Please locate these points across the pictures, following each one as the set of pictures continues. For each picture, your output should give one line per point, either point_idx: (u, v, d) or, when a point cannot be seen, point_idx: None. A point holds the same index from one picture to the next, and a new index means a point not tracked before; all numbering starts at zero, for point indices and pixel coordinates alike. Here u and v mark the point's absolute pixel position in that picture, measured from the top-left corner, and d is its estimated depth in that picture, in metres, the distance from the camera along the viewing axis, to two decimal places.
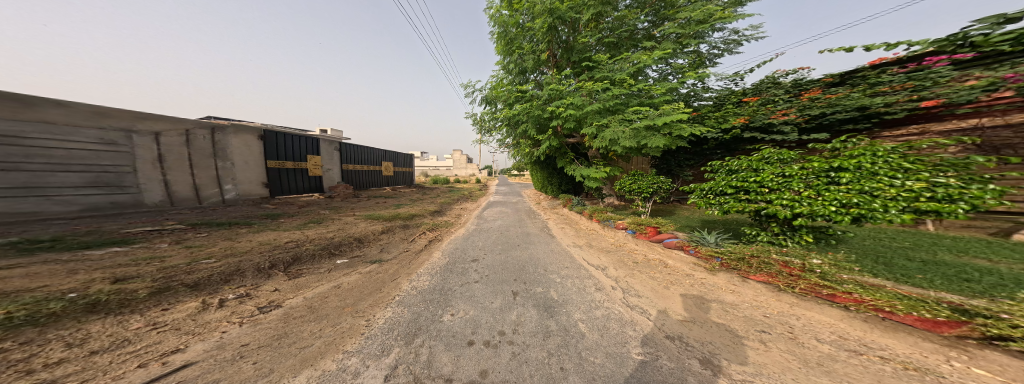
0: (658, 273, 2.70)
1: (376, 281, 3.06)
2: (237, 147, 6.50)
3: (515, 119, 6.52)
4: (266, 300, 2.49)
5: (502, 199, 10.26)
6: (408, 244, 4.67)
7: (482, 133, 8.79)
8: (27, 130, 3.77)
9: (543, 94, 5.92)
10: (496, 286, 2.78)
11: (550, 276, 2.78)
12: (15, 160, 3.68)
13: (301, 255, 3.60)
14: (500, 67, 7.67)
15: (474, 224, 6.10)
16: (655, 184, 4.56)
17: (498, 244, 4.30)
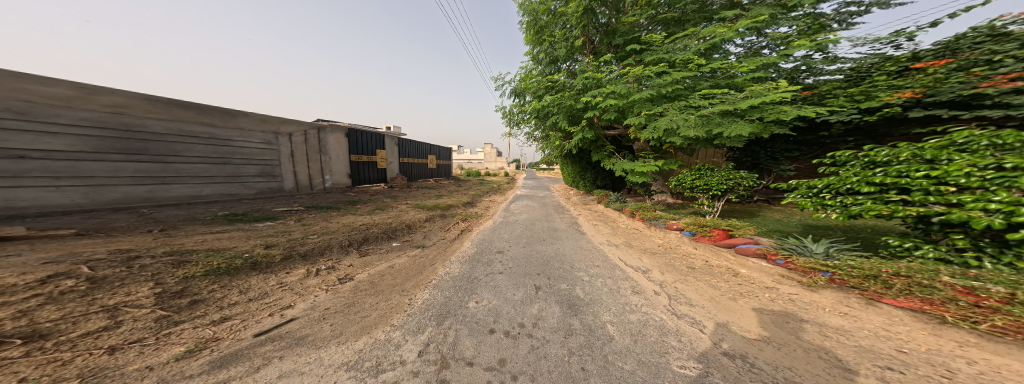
0: (722, 280, 2.49)
1: (419, 265, 3.24)
2: (335, 144, 7.55)
3: (544, 111, 6.41)
4: (344, 273, 2.80)
5: (529, 194, 10.23)
6: (445, 232, 4.87)
7: (511, 125, 8.72)
8: (232, 136, 5.28)
9: (578, 84, 5.73)
10: (518, 279, 2.78)
11: (577, 273, 2.71)
12: (226, 157, 5.22)
13: (369, 237, 3.96)
14: (529, 57, 7.50)
15: (502, 217, 6.15)
16: (731, 181, 3.98)
17: (526, 237, 4.28)
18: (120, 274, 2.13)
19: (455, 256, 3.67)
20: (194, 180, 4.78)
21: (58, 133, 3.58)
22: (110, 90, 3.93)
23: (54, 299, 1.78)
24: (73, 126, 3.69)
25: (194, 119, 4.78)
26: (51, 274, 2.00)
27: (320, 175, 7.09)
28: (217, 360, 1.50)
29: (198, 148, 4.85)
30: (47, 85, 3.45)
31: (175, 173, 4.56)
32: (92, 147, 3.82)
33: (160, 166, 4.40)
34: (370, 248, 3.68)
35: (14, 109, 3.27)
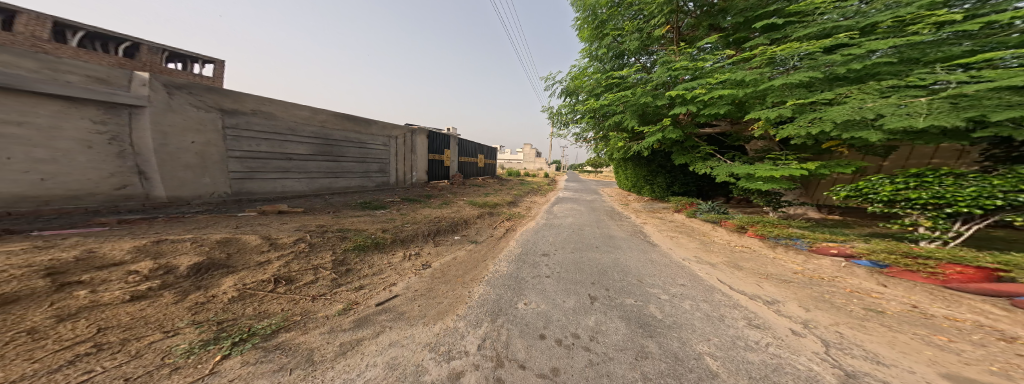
0: (958, 338, 1.60)
1: (473, 258, 3.56)
2: (420, 145, 8.83)
3: (604, 109, 6.18)
4: (423, 260, 3.46)
5: (573, 196, 9.96)
6: (492, 230, 5.03)
7: (557, 125, 8.59)
8: (366, 140, 6.99)
9: (659, 76, 5.29)
10: (568, 286, 2.64)
11: (647, 290, 2.41)
12: (362, 156, 6.89)
13: (440, 229, 4.61)
14: (584, 54, 7.33)
15: (548, 217, 6.15)
16: (996, 192, 2.48)
17: (577, 241, 4.17)
18: (319, 242, 3.21)
19: (501, 255, 3.66)
20: (348, 175, 6.56)
21: (301, 142, 5.62)
22: (315, 111, 5.93)
23: (296, 256, 2.83)
24: (306, 137, 5.69)
25: (350, 128, 6.61)
26: (299, 235, 3.28)
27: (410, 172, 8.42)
28: (356, 321, 2.00)
29: (353, 150, 6.67)
30: (297, 110, 5.62)
31: (341, 170, 6.40)
32: (311, 151, 5.78)
33: (335, 165, 6.27)
34: (439, 240, 4.29)
35: (289, 128, 5.41)
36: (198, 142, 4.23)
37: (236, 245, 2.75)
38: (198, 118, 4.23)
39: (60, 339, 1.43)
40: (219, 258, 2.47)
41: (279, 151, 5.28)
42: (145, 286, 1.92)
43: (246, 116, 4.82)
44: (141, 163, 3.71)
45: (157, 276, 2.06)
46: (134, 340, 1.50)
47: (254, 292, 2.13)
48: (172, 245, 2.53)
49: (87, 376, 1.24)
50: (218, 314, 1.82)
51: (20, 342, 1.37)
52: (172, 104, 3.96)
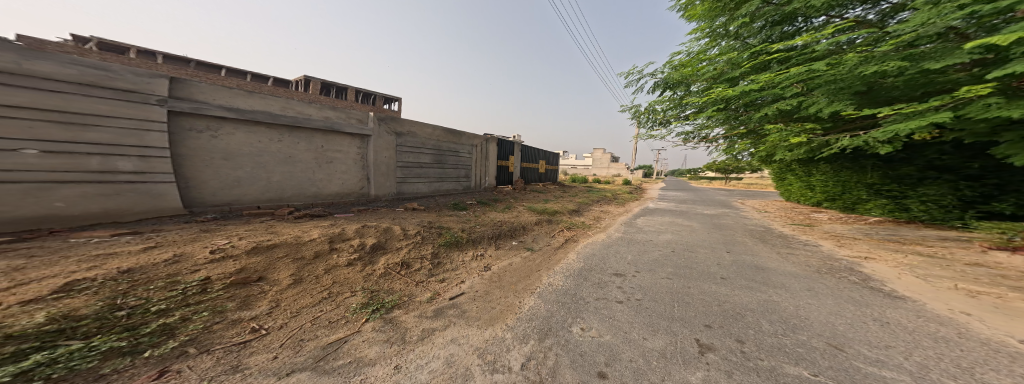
0: None
1: (545, 261, 3.67)
2: (493, 151, 9.11)
3: (759, 93, 4.54)
4: (486, 263, 3.83)
5: (688, 207, 8.59)
6: (550, 239, 4.81)
7: (652, 124, 7.15)
8: (462, 150, 7.65)
9: (908, 29, 3.17)
10: (650, 318, 1.97)
11: (839, 360, 1.44)
12: (457, 164, 7.53)
13: (501, 233, 4.93)
14: (707, 34, 5.81)
15: (638, 227, 5.49)
16: None
17: (647, 258, 3.47)
18: (426, 235, 4.31)
19: (566, 268, 3.23)
20: (449, 180, 7.30)
21: (426, 153, 6.62)
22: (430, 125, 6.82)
23: (414, 245, 3.97)
24: (428, 148, 6.66)
25: (454, 140, 7.38)
26: (420, 227, 4.56)
27: (484, 177, 8.69)
28: (434, 311, 2.56)
29: (453, 158, 7.40)
30: (428, 129, 6.67)
31: (445, 176, 7.18)
32: (430, 160, 6.73)
33: (441, 171, 7.06)
34: (500, 244, 4.61)
35: (426, 144, 6.59)
36: (387, 157, 5.79)
37: (389, 233, 4.06)
38: (387, 140, 5.78)
39: (321, 282, 2.70)
40: (381, 241, 3.80)
41: (417, 162, 6.41)
42: (357, 256, 3.33)
43: (406, 135, 6.14)
44: (368, 172, 5.53)
45: (362, 249, 3.49)
46: (345, 293, 2.60)
47: (391, 272, 3.22)
48: (368, 228, 4.09)
49: (323, 312, 2.24)
50: (373, 285, 2.87)
51: (313, 281, 2.68)
52: (378, 130, 5.60)
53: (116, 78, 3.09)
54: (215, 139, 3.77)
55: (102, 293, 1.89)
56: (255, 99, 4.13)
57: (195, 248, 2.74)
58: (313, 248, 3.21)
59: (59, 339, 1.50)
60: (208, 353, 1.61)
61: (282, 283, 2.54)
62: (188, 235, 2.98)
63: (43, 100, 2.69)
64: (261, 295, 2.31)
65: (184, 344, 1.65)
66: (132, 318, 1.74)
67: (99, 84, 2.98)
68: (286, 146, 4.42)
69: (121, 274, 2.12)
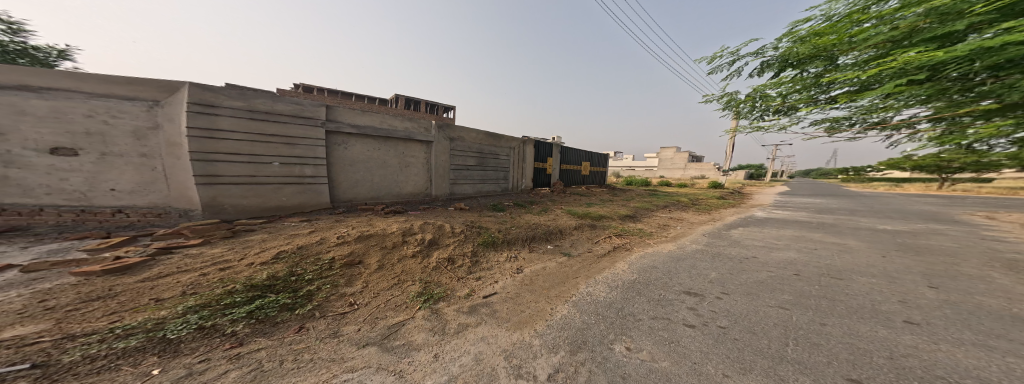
0: None
1: (590, 268, 3.49)
2: (530, 153, 9.04)
3: None
4: (518, 265, 3.85)
5: (788, 216, 7.01)
6: (592, 245, 4.60)
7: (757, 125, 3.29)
8: (501, 153, 7.75)
9: None
10: (722, 350, 1.65)
11: None
12: (497, 166, 7.67)
13: (536, 236, 4.92)
14: None
15: (733, 240, 4.59)
16: None
17: (731, 276, 2.92)
18: (468, 233, 4.52)
19: (615, 280, 2.96)
20: (489, 182, 7.49)
21: (472, 156, 6.91)
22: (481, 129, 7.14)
23: (460, 243, 4.21)
24: (473, 151, 6.92)
25: (495, 144, 7.57)
26: (464, 226, 4.81)
27: (521, 179, 8.69)
28: (469, 307, 2.66)
29: (494, 160, 7.57)
30: (476, 133, 6.98)
31: (486, 177, 7.38)
32: (475, 163, 6.99)
33: (484, 173, 7.30)
34: (534, 247, 4.61)
35: (474, 149, 6.90)
36: (445, 161, 6.23)
37: (445, 231, 4.42)
38: (445, 146, 6.21)
39: (392, 268, 3.30)
40: (438, 237, 4.20)
41: (465, 165, 6.73)
42: (423, 251, 3.82)
43: (458, 140, 6.54)
44: (431, 176, 6.03)
45: (425, 244, 3.96)
46: (415, 283, 3.05)
47: (442, 267, 3.57)
48: (434, 223, 4.58)
49: (397, 296, 2.72)
50: (427, 278, 3.22)
51: (392, 270, 3.27)
52: (439, 137, 6.08)
53: (305, 110, 4.46)
54: (347, 149, 4.88)
55: (287, 262, 2.99)
56: (372, 116, 5.16)
57: (330, 234, 3.82)
58: (393, 239, 3.87)
59: (270, 290, 2.44)
60: (325, 317, 2.13)
61: (371, 268, 3.22)
62: (331, 223, 4.14)
63: (281, 129, 4.24)
64: (359, 276, 3.02)
65: (312, 308, 2.26)
66: (296, 283, 2.62)
67: (301, 115, 4.41)
68: (386, 154, 5.31)
69: (298, 250, 3.30)
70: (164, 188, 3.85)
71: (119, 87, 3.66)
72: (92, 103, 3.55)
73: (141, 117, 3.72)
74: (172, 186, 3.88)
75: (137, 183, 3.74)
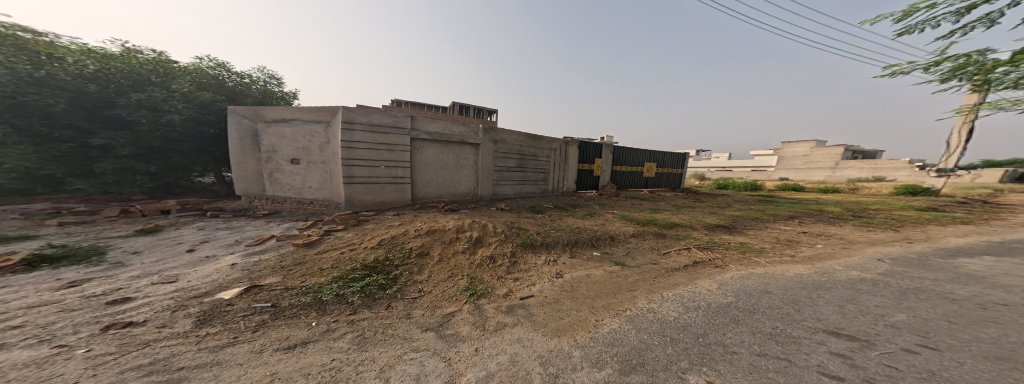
0: None
1: (662, 285, 3.46)
2: (573, 154, 8.72)
3: None
4: (558, 270, 4.03)
5: (928, 236, 5.58)
6: (656, 256, 4.73)
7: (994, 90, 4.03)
8: (540, 154, 7.65)
9: None
10: None
11: None
12: (537, 168, 7.64)
13: (578, 242, 5.27)
14: None
15: (984, 281, 3.20)
16: None
17: (885, 321, 2.25)
18: (507, 233, 4.78)
19: (698, 305, 2.80)
20: (529, 183, 7.50)
21: (511, 157, 6.95)
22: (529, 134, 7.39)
23: (503, 242, 4.49)
24: (513, 152, 6.95)
25: (539, 146, 7.59)
26: (506, 226, 5.03)
27: (563, 181, 8.49)
28: (508, 307, 2.91)
29: (535, 162, 7.55)
30: (518, 134, 7.08)
31: (526, 178, 7.38)
32: (514, 164, 7.04)
33: (524, 174, 7.35)
34: (576, 253, 4.85)
35: (516, 150, 7.00)
36: (489, 162, 6.42)
37: (498, 231, 4.72)
38: (489, 147, 6.37)
39: (449, 262, 3.81)
40: (490, 234, 4.58)
41: (507, 166, 6.87)
42: (482, 248, 4.24)
43: (502, 142, 6.70)
44: (477, 177, 6.31)
45: (477, 242, 4.32)
46: (473, 276, 3.60)
47: (491, 263, 3.98)
48: (493, 223, 5.04)
49: (452, 285, 3.35)
50: (476, 274, 3.65)
51: (456, 262, 3.84)
52: (487, 138, 6.30)
53: (401, 121, 5.11)
54: (421, 153, 5.45)
55: (386, 246, 3.87)
56: (440, 122, 5.63)
57: (417, 223, 4.54)
58: (459, 233, 4.42)
59: (375, 270, 3.40)
60: (402, 300, 2.95)
61: (443, 258, 3.87)
62: (411, 216, 4.78)
63: (392, 139, 5.03)
64: (425, 266, 3.66)
65: (397, 290, 3.13)
66: (389, 267, 3.50)
67: (402, 126, 5.10)
68: (448, 157, 5.80)
69: (394, 237, 4.09)
70: (329, 188, 4.88)
71: (308, 111, 4.85)
72: (300, 125, 4.92)
73: (320, 134, 4.85)
74: (336, 186, 4.91)
75: (320, 183, 4.96)
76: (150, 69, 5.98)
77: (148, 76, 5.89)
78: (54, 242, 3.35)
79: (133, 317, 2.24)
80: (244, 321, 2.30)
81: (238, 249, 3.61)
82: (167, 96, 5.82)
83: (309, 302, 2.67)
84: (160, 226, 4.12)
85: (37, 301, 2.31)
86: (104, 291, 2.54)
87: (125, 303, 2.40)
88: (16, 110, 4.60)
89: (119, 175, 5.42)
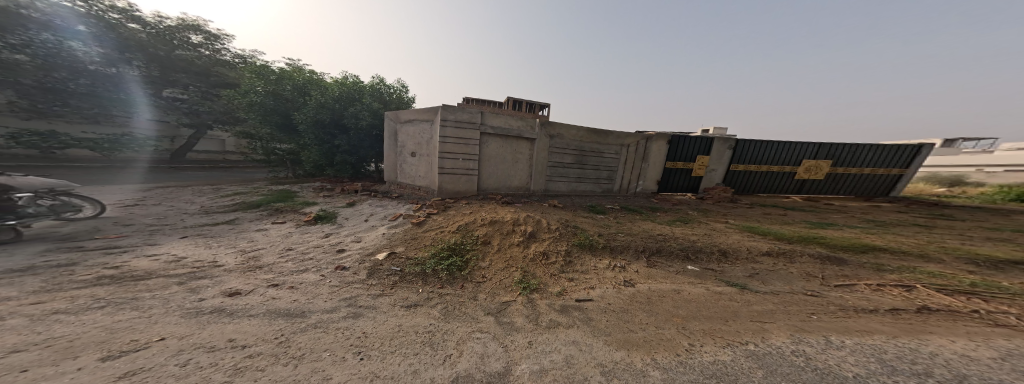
0: None
1: (837, 326, 2.58)
2: (655, 152, 7.75)
3: None
4: (629, 277, 3.95)
5: None
6: (812, 287, 3.64)
7: None
8: (605, 151, 7.16)
9: None
10: None
11: None
12: (600, 166, 7.21)
13: (664, 249, 4.81)
14: None
15: None
16: None
17: None
18: (564, 232, 4.96)
19: (927, 370, 1.96)
20: (590, 183, 7.24)
21: (567, 153, 6.82)
22: (603, 133, 7.02)
23: (557, 239, 4.72)
24: (570, 146, 6.78)
25: (608, 142, 7.12)
26: (559, 223, 5.23)
27: (638, 180, 7.75)
28: (561, 307, 3.17)
29: (599, 158, 7.16)
30: (578, 130, 6.83)
31: (586, 175, 7.12)
32: (571, 160, 6.87)
33: (588, 171, 7.13)
34: (654, 262, 4.49)
35: (576, 147, 6.83)
36: (543, 157, 6.55)
37: (562, 234, 4.90)
38: (544, 141, 6.48)
39: (505, 253, 4.36)
40: (554, 234, 4.83)
41: (566, 163, 6.83)
42: (536, 245, 4.54)
43: (564, 138, 6.67)
44: (530, 171, 6.57)
45: (529, 237, 4.68)
46: (528, 271, 3.98)
47: (549, 260, 4.27)
48: (565, 226, 5.22)
49: (509, 274, 3.89)
50: (529, 268, 4.05)
51: (515, 255, 4.31)
52: (545, 133, 6.43)
53: (478, 119, 5.77)
54: (484, 145, 5.99)
55: (465, 231, 4.76)
56: (504, 117, 6.04)
57: (495, 214, 5.26)
58: (523, 227, 4.85)
59: (455, 251, 4.32)
60: (474, 282, 3.74)
61: (505, 249, 4.43)
62: (478, 206, 5.60)
63: (469, 133, 5.76)
64: (485, 254, 4.34)
65: (469, 272, 3.93)
66: (467, 251, 4.36)
67: (481, 123, 5.80)
68: (507, 151, 6.22)
69: (473, 224, 4.92)
70: (428, 177, 6.10)
71: (422, 113, 6.02)
72: (417, 125, 6.23)
73: (427, 131, 5.98)
74: (433, 176, 6.03)
75: (424, 173, 6.20)
76: (356, 90, 8.04)
77: (355, 94, 7.98)
78: (324, 206, 5.92)
79: (344, 262, 3.97)
80: (387, 278, 3.64)
81: (388, 222, 5.21)
82: (362, 108, 7.72)
83: (418, 272, 3.81)
84: (355, 199, 6.39)
85: (315, 243, 4.46)
86: (336, 242, 4.52)
87: (341, 253, 4.23)
88: (320, 125, 7.65)
89: (343, 164, 7.89)
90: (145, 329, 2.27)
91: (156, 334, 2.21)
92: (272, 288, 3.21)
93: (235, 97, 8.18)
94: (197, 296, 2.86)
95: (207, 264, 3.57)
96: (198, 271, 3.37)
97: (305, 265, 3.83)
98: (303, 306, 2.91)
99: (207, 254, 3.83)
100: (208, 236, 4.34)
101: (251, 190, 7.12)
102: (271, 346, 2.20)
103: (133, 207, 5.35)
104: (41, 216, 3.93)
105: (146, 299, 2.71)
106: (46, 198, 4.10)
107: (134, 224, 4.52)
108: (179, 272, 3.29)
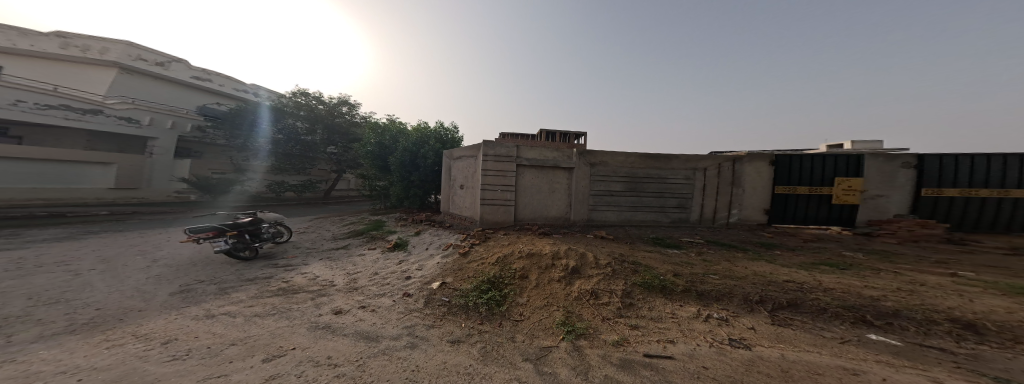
0: None
1: None
2: (752, 175, 6.22)
3: None
4: (741, 334, 2.79)
5: None
6: None
7: None
8: (668, 177, 6.07)
9: None
10: None
11: None
12: (662, 197, 6.13)
13: (801, 304, 3.19)
14: None
15: None
16: None
17: None
18: (621, 270, 4.15)
19: None
20: (656, 212, 6.16)
21: (619, 179, 6.06)
22: (671, 158, 6.12)
23: (610, 276, 4.00)
24: (623, 173, 6.03)
25: (678, 166, 6.07)
26: (611, 258, 4.49)
27: (727, 210, 6.19)
28: (622, 360, 2.54)
29: (658, 186, 6.11)
30: (632, 156, 6.09)
31: (649, 203, 6.12)
32: (623, 187, 6.06)
33: (652, 199, 6.12)
34: (783, 318, 3.02)
35: (626, 174, 6.04)
36: (584, 185, 5.99)
37: (617, 272, 4.08)
38: (584, 171, 5.98)
39: (545, 289, 3.99)
40: (609, 272, 4.09)
41: (618, 191, 6.05)
42: (580, 285, 3.91)
43: (612, 165, 6.01)
44: (571, 201, 6.04)
45: (571, 274, 4.14)
46: (575, 311, 3.49)
47: (600, 300, 3.62)
48: (625, 263, 4.33)
49: (553, 311, 3.55)
50: (576, 309, 3.53)
51: (553, 295, 3.83)
52: (585, 163, 5.94)
53: (515, 154, 5.77)
54: (522, 176, 5.89)
55: (515, 260, 4.71)
56: (538, 149, 5.90)
57: (541, 246, 4.92)
58: (567, 262, 4.36)
59: (493, 286, 4.26)
60: (510, 320, 3.57)
61: (539, 288, 4.04)
62: (516, 237, 5.46)
63: (505, 166, 5.80)
64: (524, 290, 4.10)
65: (508, 309, 3.81)
66: (504, 285, 4.26)
67: (524, 154, 5.82)
68: (544, 181, 5.93)
69: (520, 255, 4.82)
70: (473, 208, 6.46)
71: (469, 149, 6.54)
72: (465, 160, 6.77)
73: (472, 165, 6.40)
74: (476, 207, 6.32)
75: (470, 204, 6.60)
76: (430, 135, 9.70)
77: (430, 138, 9.62)
78: (403, 234, 7.22)
79: (409, 289, 4.66)
80: (437, 309, 4.01)
81: (442, 251, 5.82)
82: (434, 148, 9.17)
83: (462, 304, 4.00)
84: (421, 228, 7.50)
85: (391, 269, 5.43)
86: (405, 269, 5.37)
87: (408, 280, 4.98)
88: (406, 165, 9.44)
89: (419, 197, 9.48)
90: (288, 337, 3.33)
91: (291, 343, 3.19)
92: (361, 309, 4.10)
93: (359, 148, 11.19)
94: (317, 311, 4.00)
95: (326, 284, 4.91)
96: (322, 290, 4.68)
97: (383, 290, 4.69)
98: (376, 330, 3.53)
99: (330, 274, 5.30)
100: (333, 259, 6.07)
101: (361, 220, 9.43)
102: (350, 369, 2.75)
103: (301, 234, 8.04)
104: (269, 239, 6.54)
105: (293, 310, 3.98)
106: (270, 226, 6.77)
107: (301, 247, 6.83)
108: (311, 289, 4.68)
